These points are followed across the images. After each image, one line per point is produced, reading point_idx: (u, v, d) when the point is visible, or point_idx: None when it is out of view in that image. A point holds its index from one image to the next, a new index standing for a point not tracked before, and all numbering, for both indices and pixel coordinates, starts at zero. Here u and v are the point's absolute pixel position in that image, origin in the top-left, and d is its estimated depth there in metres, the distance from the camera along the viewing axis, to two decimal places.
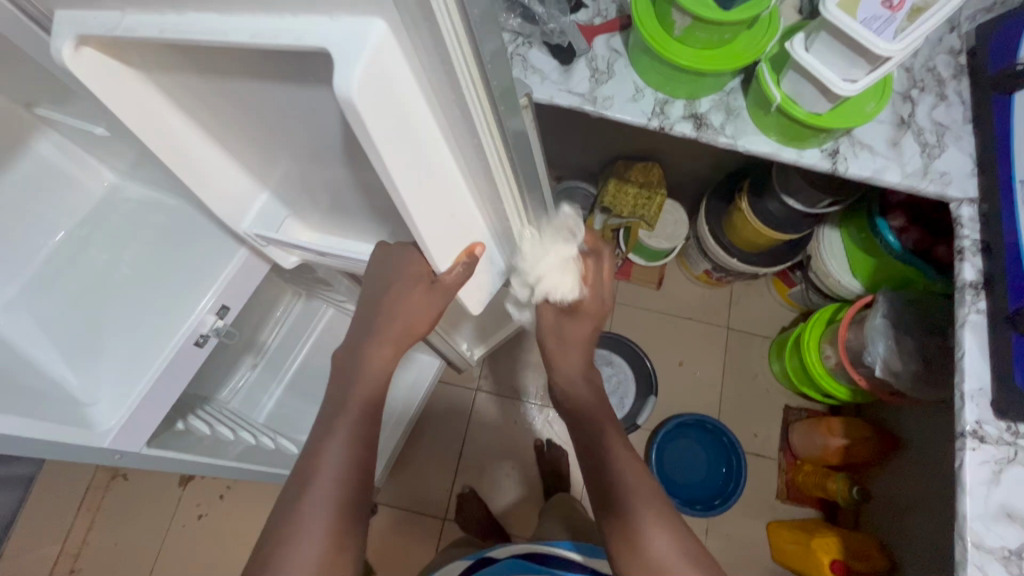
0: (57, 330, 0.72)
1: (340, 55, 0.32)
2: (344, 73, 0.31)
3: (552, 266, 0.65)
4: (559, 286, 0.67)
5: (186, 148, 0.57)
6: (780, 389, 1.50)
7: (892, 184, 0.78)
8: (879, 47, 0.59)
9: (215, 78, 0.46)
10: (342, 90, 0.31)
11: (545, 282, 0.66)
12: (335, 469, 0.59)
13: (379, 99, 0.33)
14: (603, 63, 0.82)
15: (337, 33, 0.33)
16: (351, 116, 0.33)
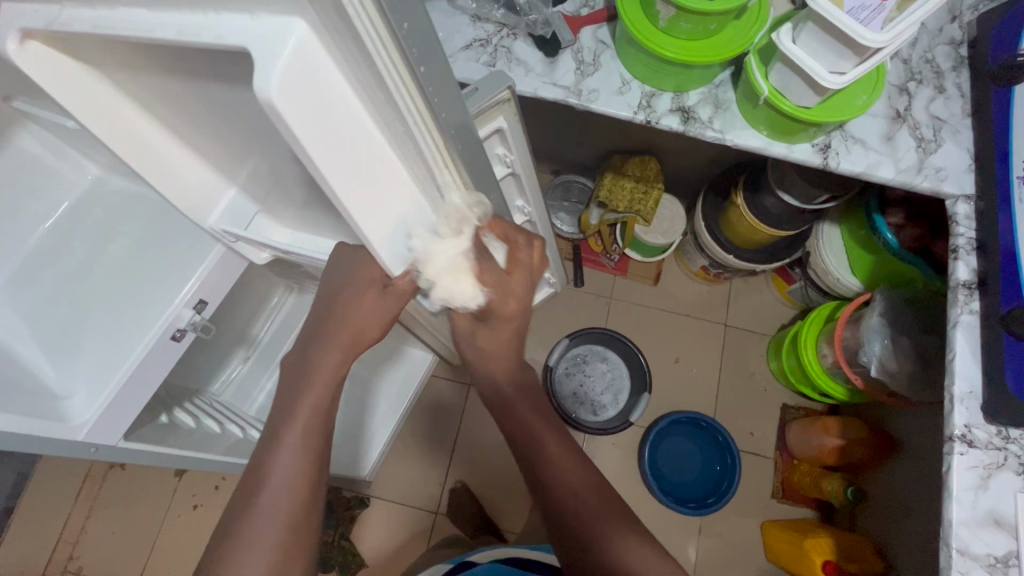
0: (39, 322, 0.72)
1: (263, 54, 0.32)
2: (263, 75, 0.32)
3: (443, 266, 0.54)
4: (458, 290, 0.57)
5: (143, 143, 0.57)
6: (778, 387, 1.47)
7: (886, 179, 0.76)
8: (867, 38, 0.56)
9: (168, 72, 0.45)
10: (261, 91, 0.32)
11: (440, 283, 0.55)
12: (287, 473, 0.59)
13: (306, 100, 0.33)
14: (589, 55, 0.80)
15: (256, 31, 0.33)
16: (273, 117, 0.33)
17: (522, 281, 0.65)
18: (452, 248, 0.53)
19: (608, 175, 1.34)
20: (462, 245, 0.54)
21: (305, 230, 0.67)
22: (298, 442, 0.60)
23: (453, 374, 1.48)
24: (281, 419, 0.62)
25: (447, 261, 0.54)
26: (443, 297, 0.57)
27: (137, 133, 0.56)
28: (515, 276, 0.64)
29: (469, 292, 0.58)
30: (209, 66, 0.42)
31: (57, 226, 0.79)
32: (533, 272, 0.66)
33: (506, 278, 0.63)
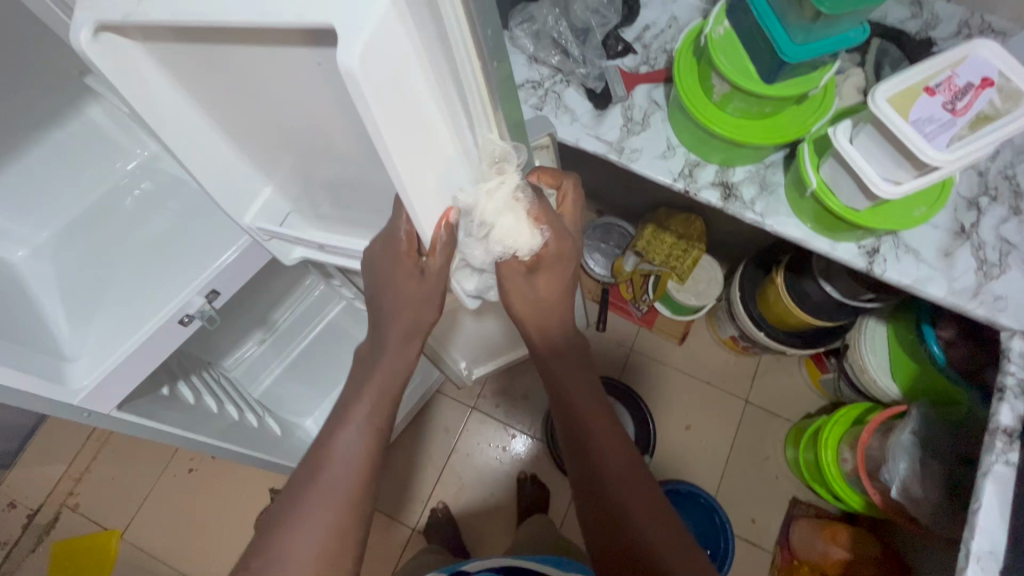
0: (72, 282, 0.77)
1: (345, 30, 0.32)
2: (347, 47, 0.31)
3: (500, 203, 0.51)
4: (517, 231, 0.53)
5: (194, 136, 0.59)
6: (791, 478, 1.38)
7: (936, 298, 0.69)
8: (927, 154, 0.52)
9: (221, 66, 0.47)
10: (347, 63, 0.31)
11: (496, 227, 0.52)
12: (320, 529, 0.53)
13: (379, 76, 0.33)
14: (638, 114, 0.78)
15: (339, 6, 0.33)
16: (354, 92, 0.33)
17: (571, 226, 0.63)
18: (505, 185, 0.51)
19: (649, 226, 1.30)
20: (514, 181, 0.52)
21: (335, 227, 0.68)
22: (341, 492, 0.55)
23: (458, 393, 1.47)
24: (314, 455, 0.57)
25: (501, 198, 0.51)
26: (502, 241, 0.53)
27: (190, 123, 0.58)
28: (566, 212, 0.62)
29: (526, 234, 0.54)
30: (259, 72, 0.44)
31: (109, 193, 0.84)
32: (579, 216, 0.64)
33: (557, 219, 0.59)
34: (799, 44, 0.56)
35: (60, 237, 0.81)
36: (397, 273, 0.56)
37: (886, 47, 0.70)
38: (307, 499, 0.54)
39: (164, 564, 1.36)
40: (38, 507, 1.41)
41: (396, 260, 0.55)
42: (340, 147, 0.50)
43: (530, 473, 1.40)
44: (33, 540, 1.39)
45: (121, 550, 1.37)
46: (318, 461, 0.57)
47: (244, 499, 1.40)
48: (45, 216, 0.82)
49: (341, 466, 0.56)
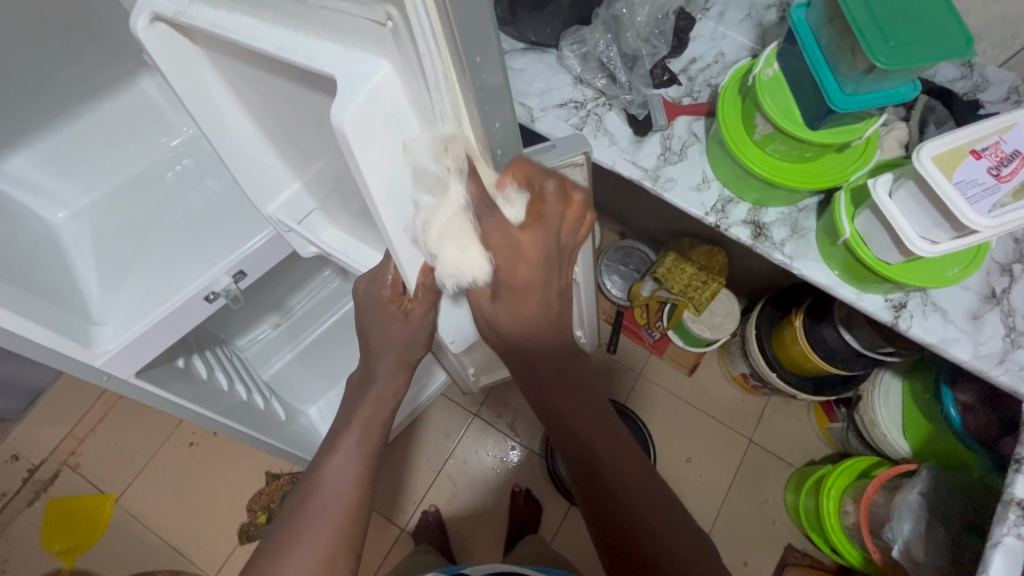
0: (106, 248, 0.79)
1: (345, 88, 0.37)
2: (341, 103, 0.36)
3: (438, 231, 0.42)
4: (461, 260, 0.43)
5: (229, 131, 0.59)
6: (788, 524, 1.36)
7: (959, 360, 0.68)
8: (968, 217, 0.52)
9: (267, 69, 0.48)
10: (335, 116, 0.36)
11: (442, 256, 0.43)
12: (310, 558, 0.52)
13: (360, 131, 0.37)
14: (677, 144, 0.79)
15: (346, 63, 0.38)
16: (343, 141, 0.38)
17: (537, 247, 0.45)
18: (447, 204, 0.40)
19: (670, 254, 1.30)
20: (460, 198, 0.40)
21: (354, 235, 0.68)
22: (333, 518, 0.54)
23: (461, 399, 1.47)
24: (307, 481, 0.57)
25: (440, 222, 0.41)
26: (449, 274, 0.44)
27: (225, 120, 0.59)
28: (533, 235, 0.44)
29: (476, 262, 0.44)
30: (313, 82, 0.45)
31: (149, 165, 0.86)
32: (561, 232, 0.46)
33: (516, 237, 0.43)
34: (848, 94, 0.56)
35: (100, 203, 0.84)
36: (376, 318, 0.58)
37: (933, 104, 0.70)
38: (298, 527, 0.54)
39: (154, 534, 1.37)
40: (39, 463, 1.43)
41: (380, 305, 0.58)
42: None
43: (525, 487, 1.39)
44: (30, 494, 1.41)
45: (114, 515, 1.39)
46: (312, 483, 0.57)
47: (239, 480, 1.41)
48: (88, 181, 0.84)
49: (331, 493, 0.56)
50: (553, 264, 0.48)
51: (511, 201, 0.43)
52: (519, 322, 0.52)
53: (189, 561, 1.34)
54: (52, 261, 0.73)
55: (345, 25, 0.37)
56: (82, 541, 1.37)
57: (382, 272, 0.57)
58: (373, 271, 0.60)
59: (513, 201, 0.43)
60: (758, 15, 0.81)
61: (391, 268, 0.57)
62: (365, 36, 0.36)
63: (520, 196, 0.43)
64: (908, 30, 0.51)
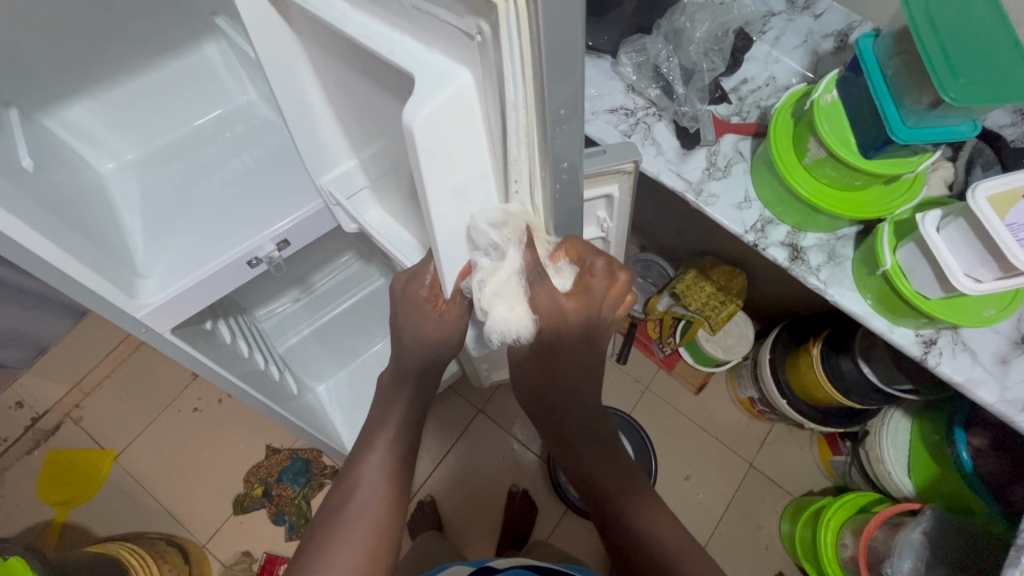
0: (151, 204, 0.80)
1: (423, 88, 0.36)
2: (416, 103, 0.36)
3: (492, 291, 0.47)
4: (509, 320, 0.48)
5: (305, 105, 0.60)
6: (781, 553, 1.36)
7: (985, 402, 0.69)
8: (1019, 257, 0.53)
9: (347, 49, 0.49)
10: (407, 116, 0.35)
11: (492, 313, 0.48)
12: (350, 561, 0.54)
13: (430, 131, 0.36)
14: (722, 160, 0.80)
15: (427, 64, 0.38)
16: (408, 142, 0.37)
17: (580, 313, 0.51)
18: (504, 269, 0.46)
19: (692, 272, 1.31)
20: (516, 264, 0.46)
21: (399, 220, 0.68)
22: (372, 513, 0.57)
23: (468, 393, 1.48)
24: (347, 477, 0.60)
25: (497, 282, 0.47)
26: (496, 330, 0.48)
27: (302, 94, 0.59)
28: (579, 304, 0.51)
29: (521, 320, 0.48)
30: (388, 64, 0.46)
31: (203, 128, 0.88)
32: (601, 307, 0.53)
33: (562, 304, 0.50)
34: (909, 127, 0.57)
35: (147, 160, 0.85)
36: (419, 311, 0.57)
37: (982, 147, 0.70)
38: (346, 518, 0.57)
39: (150, 495, 1.37)
40: (43, 413, 1.43)
41: (416, 304, 0.57)
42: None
43: (522, 489, 1.39)
44: (30, 443, 1.41)
45: (112, 472, 1.39)
46: (359, 472, 0.60)
47: (238, 450, 1.41)
48: (137, 138, 0.86)
49: (370, 492, 0.59)
50: (590, 327, 0.54)
51: (561, 271, 0.50)
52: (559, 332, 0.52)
53: (181, 526, 1.34)
54: (99, 211, 0.74)
55: (429, 23, 0.37)
56: (78, 494, 1.37)
57: (421, 272, 0.56)
58: (413, 268, 0.59)
59: (564, 274, 0.50)
60: (815, 43, 0.81)
61: (430, 270, 0.55)
62: (449, 37, 0.36)
63: (571, 268, 0.51)
64: (976, 70, 0.53)
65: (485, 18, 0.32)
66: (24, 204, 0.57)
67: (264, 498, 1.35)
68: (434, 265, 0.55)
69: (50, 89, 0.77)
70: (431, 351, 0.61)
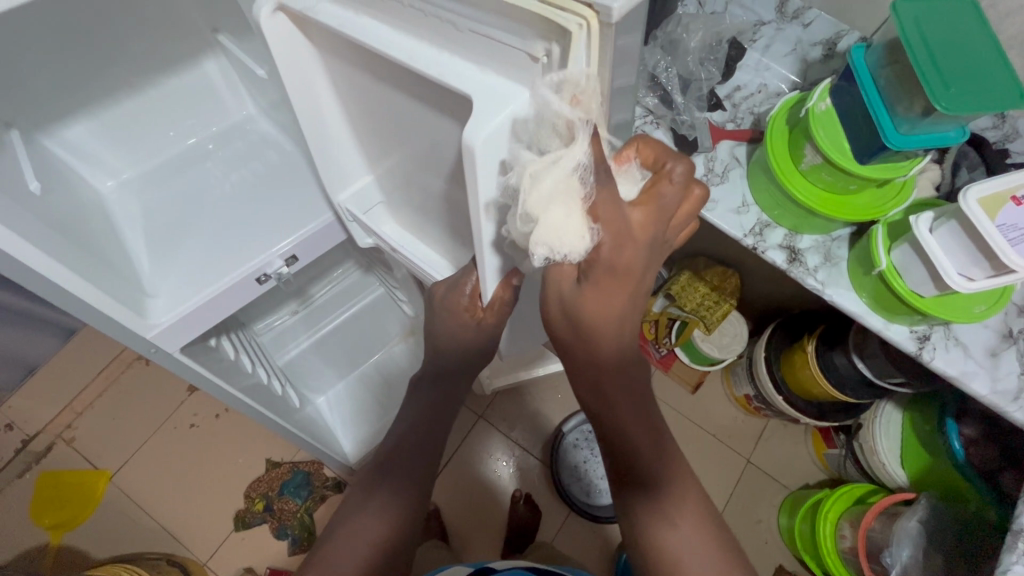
0: (156, 222, 0.79)
1: (485, 108, 0.39)
2: (480, 122, 0.38)
3: (546, 188, 0.38)
4: (566, 234, 0.39)
5: (321, 123, 0.60)
6: (780, 546, 1.39)
7: (978, 394, 0.72)
8: (1009, 257, 0.56)
9: (373, 71, 0.49)
10: (471, 135, 0.38)
11: (543, 219, 0.39)
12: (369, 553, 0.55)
13: (488, 151, 0.39)
14: (719, 167, 0.82)
15: (483, 83, 0.40)
16: (469, 159, 0.39)
17: (649, 228, 0.42)
18: (562, 163, 0.37)
19: (686, 273, 1.33)
20: (580, 157, 0.37)
21: (414, 232, 0.69)
22: (396, 507, 0.58)
23: (469, 399, 1.48)
24: (368, 479, 0.61)
25: (550, 180, 0.38)
26: (546, 241, 0.39)
27: (322, 112, 0.59)
28: (644, 213, 0.42)
29: (580, 233, 0.40)
30: (411, 82, 0.46)
31: (204, 144, 0.87)
32: (670, 223, 0.45)
33: (629, 213, 0.41)
34: (902, 133, 0.60)
35: (149, 177, 0.85)
36: (457, 318, 0.60)
37: (966, 150, 0.73)
38: (362, 516, 0.58)
39: (148, 515, 1.35)
40: (34, 434, 1.40)
41: (455, 312, 0.60)
42: (453, 168, 0.51)
43: (525, 493, 1.40)
44: (22, 465, 1.38)
45: (107, 493, 1.36)
46: (375, 482, 0.60)
47: (238, 465, 1.39)
48: (137, 155, 0.85)
49: (393, 487, 0.60)
50: (655, 252, 0.45)
51: (627, 176, 0.45)
52: (603, 313, 0.47)
53: (181, 545, 1.32)
54: (104, 230, 0.74)
55: (483, 42, 0.39)
56: (74, 516, 1.35)
57: (462, 281, 0.58)
58: (452, 278, 0.61)
59: (629, 180, 0.45)
60: (804, 50, 0.84)
61: (472, 280, 0.58)
62: (510, 58, 0.38)
63: (638, 173, 0.45)
64: (968, 81, 0.55)
65: (557, 42, 0.36)
66: (32, 228, 0.57)
67: (266, 512, 1.34)
68: (475, 275, 0.57)
69: (50, 107, 0.76)
70: None
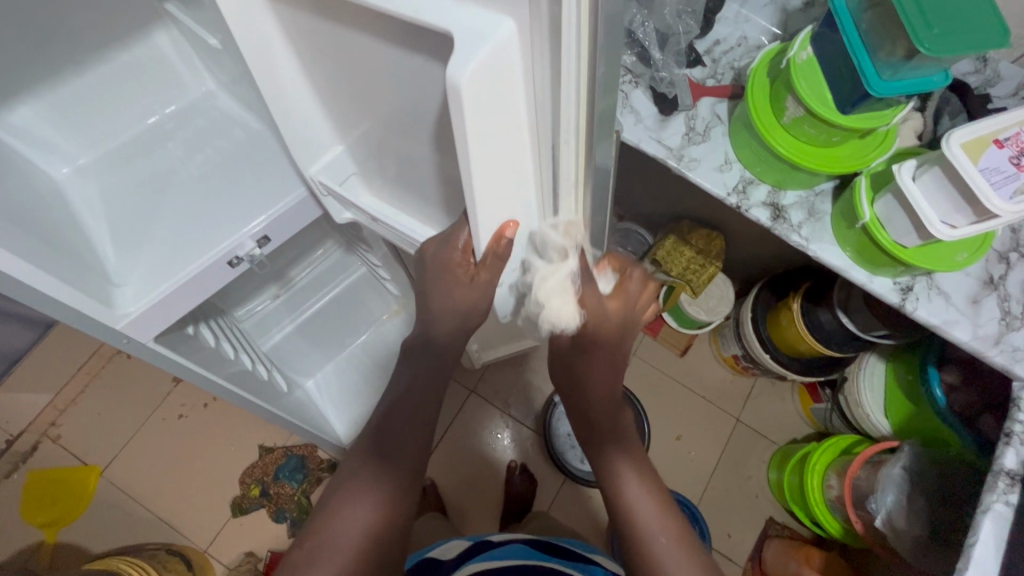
0: (119, 207, 0.76)
1: (465, 44, 0.35)
2: (461, 60, 0.34)
3: (550, 287, 0.56)
4: (563, 314, 0.57)
5: (285, 91, 0.57)
6: (769, 499, 1.43)
7: (959, 341, 0.73)
8: (992, 202, 0.56)
9: (335, 28, 0.46)
10: (453, 73, 0.34)
11: (547, 306, 0.57)
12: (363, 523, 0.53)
13: (474, 98, 0.36)
14: (701, 125, 0.80)
15: (463, 20, 0.36)
16: (452, 99, 0.36)
17: (620, 315, 0.61)
18: (560, 272, 0.56)
19: (671, 237, 1.32)
20: (570, 268, 0.55)
21: (391, 203, 0.66)
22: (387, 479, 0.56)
23: (459, 375, 1.48)
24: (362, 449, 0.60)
25: (553, 279, 0.56)
26: (549, 319, 0.57)
27: (284, 80, 0.56)
28: (617, 302, 0.61)
29: (570, 313, 0.57)
30: (376, 33, 0.43)
31: (163, 123, 0.83)
32: (637, 308, 0.63)
33: (606, 305, 0.60)
34: (886, 80, 0.58)
35: (108, 161, 0.80)
36: (451, 277, 0.57)
37: (948, 96, 0.73)
38: (354, 491, 0.55)
39: (142, 507, 1.34)
40: (18, 433, 1.38)
41: (440, 274, 0.58)
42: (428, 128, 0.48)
43: (520, 463, 1.41)
44: (9, 465, 1.36)
45: (99, 488, 1.35)
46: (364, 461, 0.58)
47: (230, 452, 1.38)
48: (94, 137, 0.81)
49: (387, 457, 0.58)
50: (629, 330, 0.63)
51: (605, 277, 0.63)
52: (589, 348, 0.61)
53: (179, 534, 1.32)
54: (61, 220, 0.70)
55: None
56: (67, 513, 1.34)
57: (454, 236, 0.55)
58: (444, 233, 0.58)
59: (608, 278, 0.63)
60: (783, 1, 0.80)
61: (464, 234, 0.55)
62: None
63: (613, 276, 0.64)
64: (950, 20, 0.54)
65: None
66: None
67: (262, 498, 1.34)
68: (468, 230, 0.54)
69: None
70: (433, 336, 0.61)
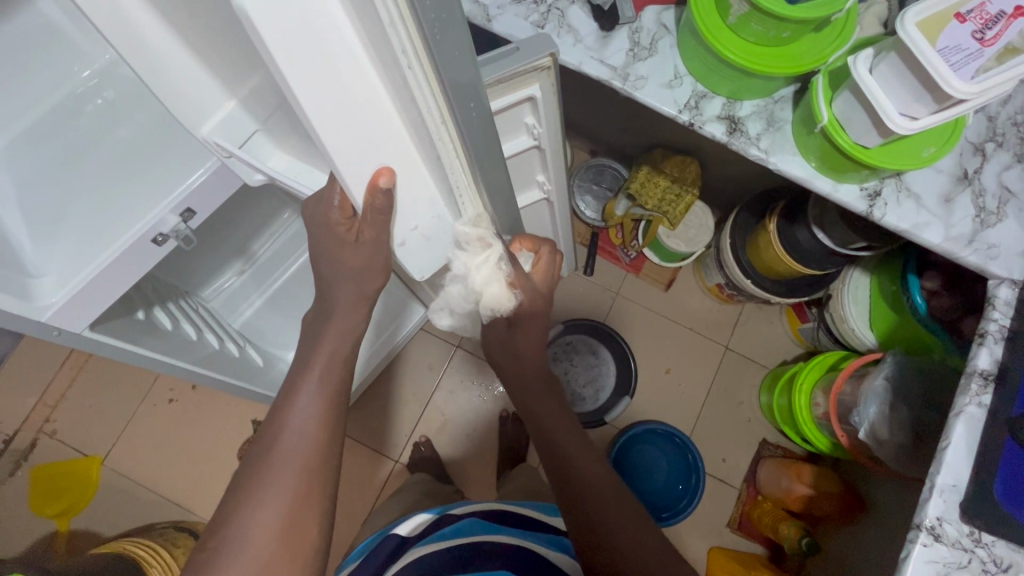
0: (33, 196, 0.71)
1: None
2: None
3: (482, 278, 0.52)
4: (499, 300, 0.55)
5: (154, 47, 0.51)
6: (762, 421, 1.44)
7: (931, 244, 0.69)
8: (951, 84, 0.50)
9: None
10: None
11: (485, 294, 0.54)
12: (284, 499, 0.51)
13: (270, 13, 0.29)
14: (646, 38, 0.73)
15: None
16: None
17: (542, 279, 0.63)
18: (487, 257, 0.51)
19: (643, 169, 1.26)
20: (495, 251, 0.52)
21: (306, 159, 0.62)
22: (300, 456, 0.53)
23: (442, 332, 1.47)
24: (272, 422, 0.56)
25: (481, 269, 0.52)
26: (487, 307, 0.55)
27: (150, 34, 0.50)
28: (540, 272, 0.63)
29: (503, 297, 0.56)
30: None
31: (67, 101, 0.77)
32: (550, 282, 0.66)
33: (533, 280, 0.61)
34: None
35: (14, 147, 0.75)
36: (332, 234, 0.52)
37: None
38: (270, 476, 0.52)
39: (147, 489, 1.37)
40: (13, 433, 1.40)
41: (326, 228, 0.53)
42: None
43: (512, 412, 1.42)
44: (11, 464, 1.39)
45: (102, 476, 1.38)
46: (264, 460, 0.53)
47: (225, 430, 1.40)
48: None
49: (297, 433, 0.55)
50: (549, 290, 0.65)
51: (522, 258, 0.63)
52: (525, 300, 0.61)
53: (186, 510, 1.35)
54: None
55: None
56: (74, 504, 1.36)
57: (328, 191, 0.51)
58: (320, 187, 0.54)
59: (524, 258, 0.63)
60: None
61: (337, 187, 0.50)
62: None
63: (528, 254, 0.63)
64: None
65: None
66: None
67: None
68: (339, 182, 0.49)
69: None
70: (367, 296, 0.58)
